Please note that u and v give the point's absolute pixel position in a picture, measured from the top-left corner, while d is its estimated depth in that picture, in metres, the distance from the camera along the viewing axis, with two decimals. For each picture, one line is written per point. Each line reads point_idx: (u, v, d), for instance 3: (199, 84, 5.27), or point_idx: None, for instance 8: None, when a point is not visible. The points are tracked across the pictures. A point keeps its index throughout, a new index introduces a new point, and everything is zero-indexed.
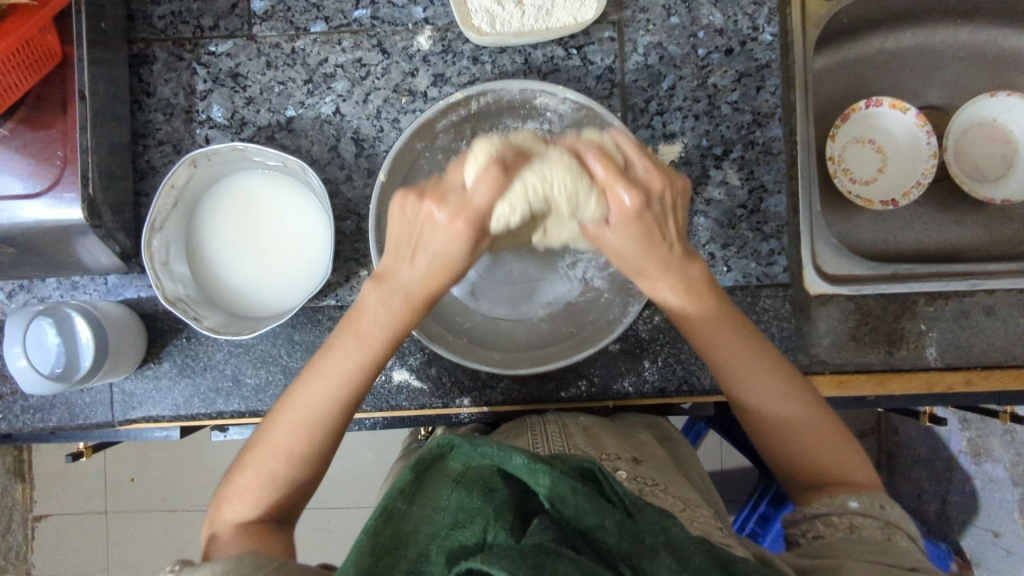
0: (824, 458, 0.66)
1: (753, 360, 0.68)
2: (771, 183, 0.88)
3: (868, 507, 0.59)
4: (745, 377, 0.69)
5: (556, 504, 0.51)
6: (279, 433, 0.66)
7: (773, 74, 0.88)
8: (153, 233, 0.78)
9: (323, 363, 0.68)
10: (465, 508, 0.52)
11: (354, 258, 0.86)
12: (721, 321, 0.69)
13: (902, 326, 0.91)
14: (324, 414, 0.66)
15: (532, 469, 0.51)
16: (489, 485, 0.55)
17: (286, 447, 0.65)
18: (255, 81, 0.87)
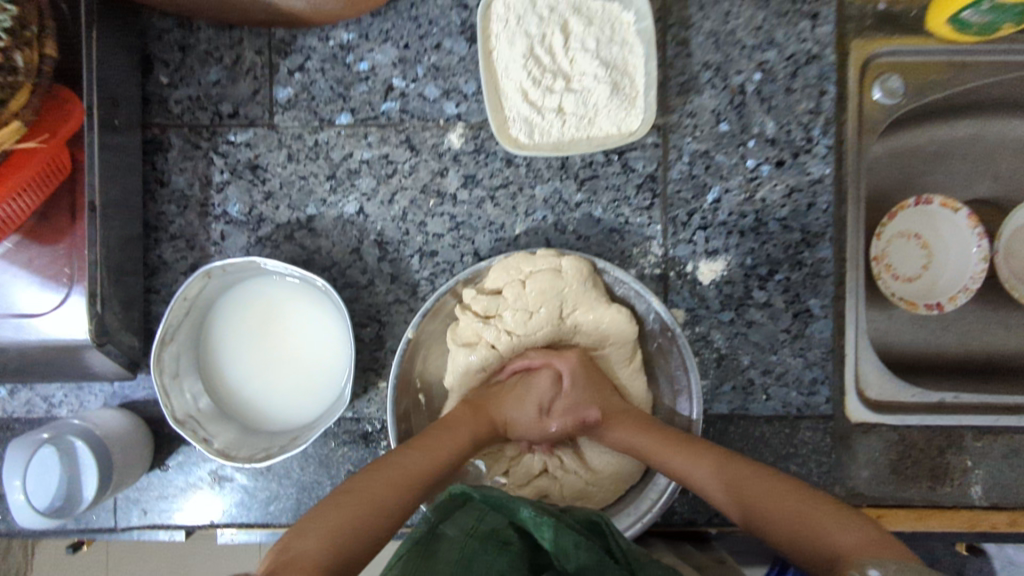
0: (842, 543, 0.53)
1: (775, 495, 0.59)
2: (818, 307, 0.83)
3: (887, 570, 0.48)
4: (760, 500, 0.60)
5: (560, 556, 0.56)
6: (353, 496, 0.60)
7: (826, 190, 0.83)
8: (163, 347, 0.73)
9: (406, 448, 0.67)
10: (475, 553, 0.55)
11: (372, 367, 0.82)
12: (721, 461, 0.65)
13: (948, 460, 0.87)
14: (397, 487, 0.62)
15: (539, 523, 0.57)
16: (503, 533, 0.59)
17: (366, 496, 0.60)
18: (276, 174, 0.82)
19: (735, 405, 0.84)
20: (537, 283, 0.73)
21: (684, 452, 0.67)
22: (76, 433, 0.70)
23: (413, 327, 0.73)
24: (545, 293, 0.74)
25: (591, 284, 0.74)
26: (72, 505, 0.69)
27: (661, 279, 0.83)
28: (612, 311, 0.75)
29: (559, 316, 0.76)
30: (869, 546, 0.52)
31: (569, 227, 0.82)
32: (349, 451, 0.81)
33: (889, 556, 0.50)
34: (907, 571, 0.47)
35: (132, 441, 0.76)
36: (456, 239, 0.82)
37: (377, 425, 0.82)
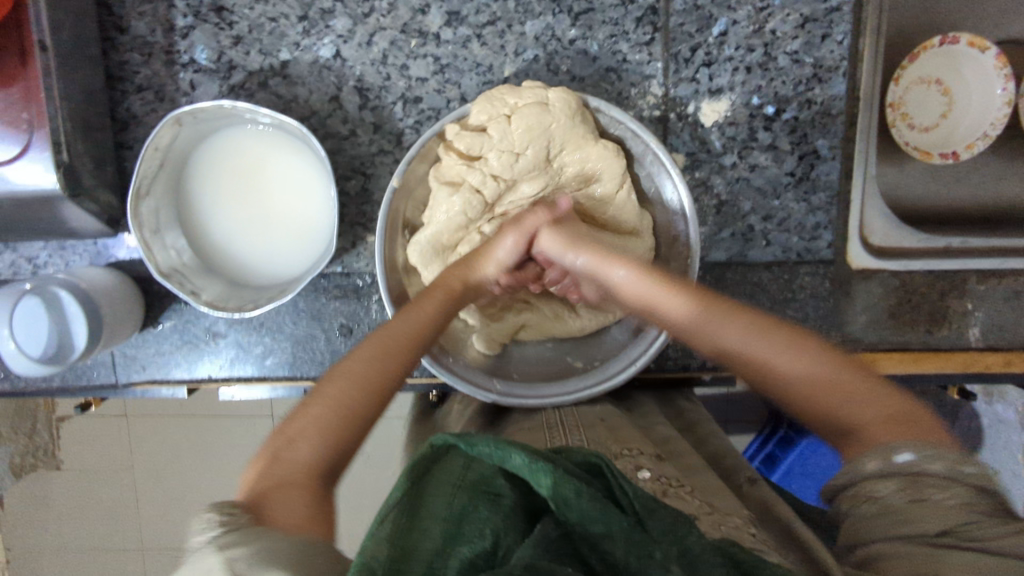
0: (865, 417, 0.49)
1: (809, 369, 0.53)
2: (825, 148, 0.79)
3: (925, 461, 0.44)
4: (774, 360, 0.55)
5: (561, 507, 0.50)
6: (343, 381, 0.58)
7: (843, 20, 0.76)
8: (140, 199, 0.70)
9: (391, 322, 0.64)
10: (467, 513, 0.52)
11: (360, 222, 0.80)
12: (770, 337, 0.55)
13: (947, 304, 0.86)
14: (384, 364, 0.60)
15: (533, 468, 0.50)
16: (494, 485, 0.57)
17: (356, 386, 0.57)
18: (243, 16, 0.76)
19: (733, 252, 0.81)
20: (523, 120, 0.67)
21: (684, 296, 0.60)
22: (62, 286, 0.68)
23: (399, 173, 0.68)
24: (533, 131, 0.68)
25: (580, 120, 0.69)
26: (64, 355, 0.68)
27: (661, 121, 0.78)
28: (601, 148, 0.71)
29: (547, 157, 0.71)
30: (893, 425, 0.48)
31: (562, 66, 0.76)
32: (340, 305, 0.81)
33: (919, 433, 0.46)
34: (938, 462, 0.44)
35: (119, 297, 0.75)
36: (441, 84, 0.77)
37: (367, 280, 0.80)
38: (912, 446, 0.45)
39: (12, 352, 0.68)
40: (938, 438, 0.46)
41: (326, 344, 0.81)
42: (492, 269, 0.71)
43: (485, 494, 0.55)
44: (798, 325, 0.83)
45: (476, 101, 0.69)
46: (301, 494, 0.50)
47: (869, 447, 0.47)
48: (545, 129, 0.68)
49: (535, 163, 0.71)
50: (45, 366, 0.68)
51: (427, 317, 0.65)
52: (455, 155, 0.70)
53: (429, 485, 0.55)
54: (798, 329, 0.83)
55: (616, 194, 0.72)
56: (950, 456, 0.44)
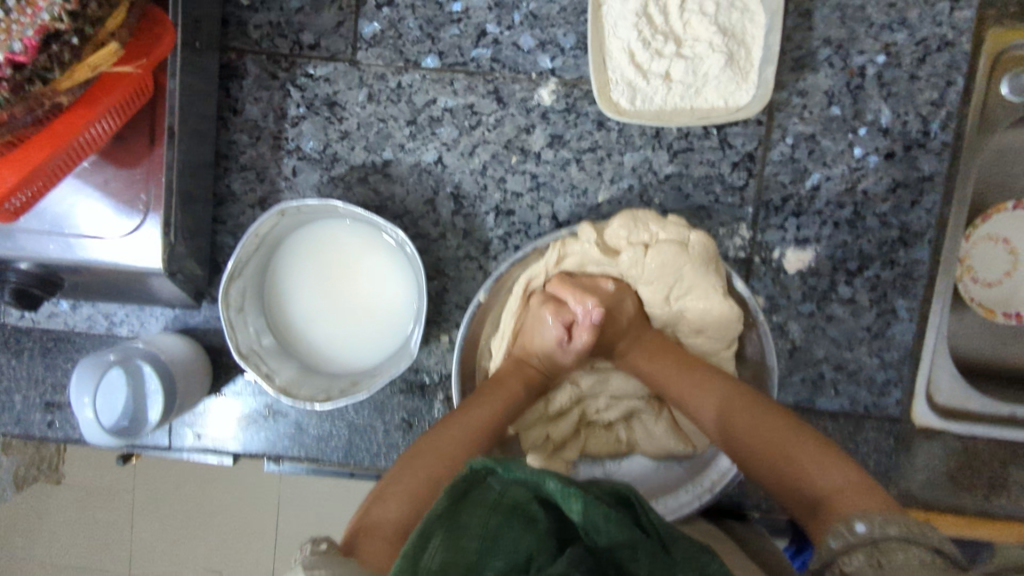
0: (824, 487, 0.53)
1: (806, 452, 0.56)
2: (903, 309, 0.80)
3: (874, 528, 0.47)
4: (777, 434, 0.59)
5: None
6: (418, 455, 0.61)
7: (934, 189, 0.77)
8: (232, 281, 0.72)
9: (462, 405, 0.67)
10: None
11: (435, 320, 0.81)
12: (784, 421, 0.59)
13: (1008, 473, 0.85)
14: (445, 466, 0.60)
15: (566, 496, 0.45)
16: (531, 508, 0.47)
17: (433, 453, 0.61)
18: (353, 114, 0.78)
19: (800, 396, 0.81)
20: (659, 255, 0.69)
21: (686, 382, 0.68)
22: (145, 357, 0.71)
23: (487, 289, 0.71)
24: (664, 268, 0.70)
25: (714, 267, 0.69)
26: (137, 428, 0.70)
27: (745, 262, 0.79)
28: (722, 306, 0.70)
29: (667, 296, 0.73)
30: (857, 490, 0.52)
31: (655, 199, 0.78)
32: (404, 399, 0.81)
33: (869, 502, 0.50)
34: (891, 525, 0.46)
35: (195, 369, 0.75)
36: (535, 200, 0.78)
37: (434, 377, 0.81)
38: (867, 516, 0.48)
39: (87, 420, 0.69)
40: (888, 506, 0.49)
41: (383, 435, 0.81)
42: (540, 347, 0.71)
43: (521, 515, 0.46)
44: None
45: (620, 216, 0.71)
46: (382, 546, 0.53)
47: (836, 517, 0.50)
48: (676, 267, 0.70)
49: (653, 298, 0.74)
50: (117, 437, 0.70)
51: (497, 400, 0.68)
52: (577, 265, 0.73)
53: (463, 509, 0.46)
54: None
55: (718, 351, 0.73)
56: (912, 525, 0.46)
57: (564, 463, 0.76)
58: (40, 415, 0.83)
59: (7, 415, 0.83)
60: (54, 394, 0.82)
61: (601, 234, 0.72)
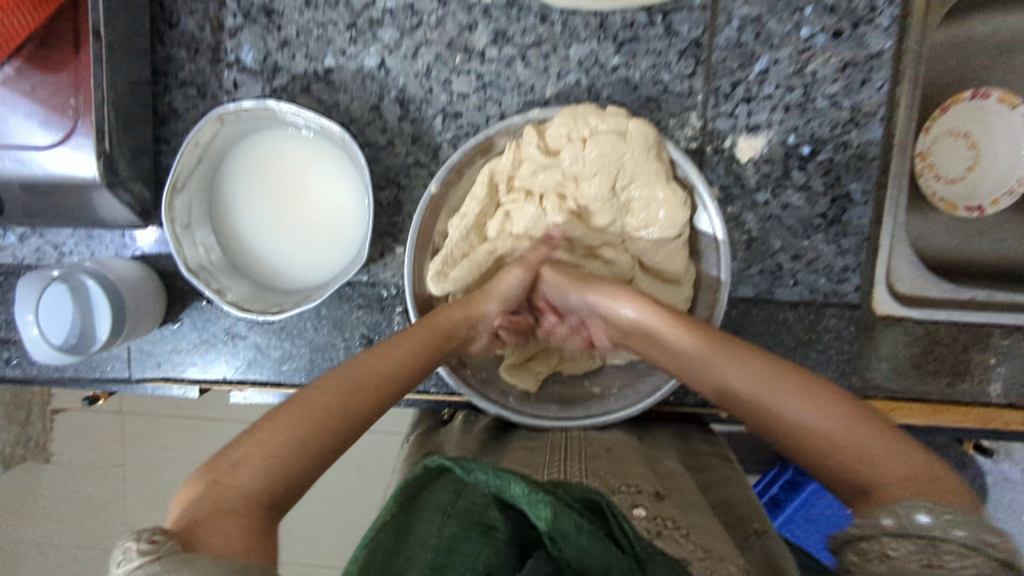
0: (892, 477, 0.45)
1: (840, 426, 0.49)
2: (858, 193, 0.79)
3: (957, 519, 0.41)
4: (778, 393, 0.53)
5: (557, 542, 0.48)
6: (308, 402, 0.52)
7: (884, 66, 0.77)
8: (176, 192, 0.71)
9: (387, 341, 0.61)
10: (455, 537, 0.49)
11: (389, 232, 0.80)
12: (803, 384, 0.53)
13: (970, 357, 0.85)
14: (377, 397, 0.57)
15: (532, 498, 0.49)
16: (487, 517, 0.52)
17: (323, 404, 0.52)
18: (292, 20, 0.76)
19: (760, 288, 0.82)
20: (599, 146, 0.68)
21: (700, 345, 0.60)
22: (89, 274, 0.68)
23: (438, 179, 0.69)
24: (605, 159, 0.68)
25: (655, 154, 0.68)
26: (86, 345, 0.68)
27: (697, 153, 0.79)
28: (669, 192, 0.68)
29: (614, 189, 0.71)
30: (921, 480, 0.44)
31: (603, 92, 0.77)
32: (363, 314, 0.80)
33: (944, 497, 0.43)
34: (956, 522, 0.40)
35: (145, 290, 0.75)
36: (482, 101, 0.77)
37: (392, 291, 0.80)
38: (930, 506, 0.41)
39: (35, 339, 0.69)
40: (956, 497, 0.43)
41: (345, 352, 0.81)
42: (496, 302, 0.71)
43: (478, 527, 0.50)
44: (818, 368, 0.83)
45: (561, 113, 0.70)
46: (237, 527, 0.42)
47: (885, 503, 0.43)
48: (620, 159, 0.68)
49: (598, 194, 0.71)
50: (66, 354, 0.68)
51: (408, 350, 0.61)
52: (522, 158, 0.71)
53: (417, 517, 0.52)
54: (821, 373, 0.82)
55: (670, 240, 0.70)
56: (950, 500, 0.42)
57: (531, 375, 0.78)
58: None
59: None
60: (7, 329, 0.81)
61: (542, 134, 0.70)
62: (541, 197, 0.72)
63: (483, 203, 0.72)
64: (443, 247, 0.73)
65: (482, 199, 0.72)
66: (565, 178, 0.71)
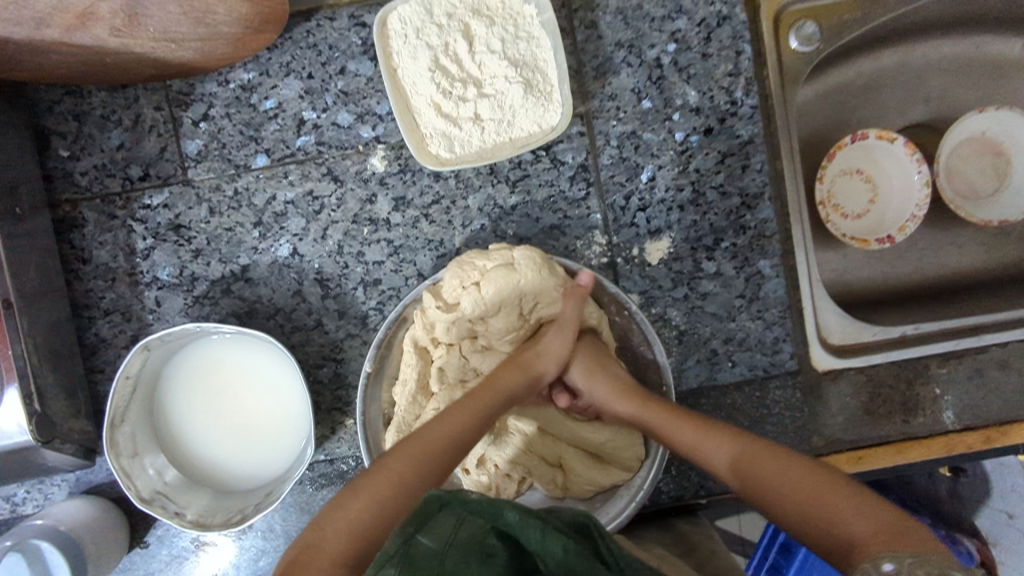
0: (861, 532, 0.53)
1: (858, 510, 0.54)
2: (768, 267, 0.83)
3: (920, 563, 0.47)
4: (789, 476, 0.59)
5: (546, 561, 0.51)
6: (368, 489, 0.58)
7: (758, 150, 0.82)
8: (115, 428, 0.71)
9: (439, 418, 0.66)
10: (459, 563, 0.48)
11: (336, 406, 0.80)
12: (807, 470, 0.60)
13: (916, 392, 0.87)
14: (433, 474, 0.61)
15: (523, 523, 0.52)
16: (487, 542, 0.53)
17: (392, 481, 0.59)
18: (200, 230, 0.79)
19: (703, 376, 0.84)
20: (492, 283, 0.70)
21: (694, 427, 0.67)
22: (43, 534, 0.69)
23: (370, 358, 0.72)
24: (503, 293, 0.71)
25: (547, 270, 0.72)
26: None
27: (610, 266, 0.82)
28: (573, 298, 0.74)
29: (521, 313, 0.75)
30: (888, 537, 0.51)
31: (509, 230, 0.81)
32: (328, 493, 0.80)
33: (908, 543, 0.50)
34: (923, 567, 0.47)
35: (105, 528, 0.74)
36: (397, 264, 0.80)
37: (351, 463, 0.80)
38: (903, 559, 0.48)
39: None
40: (926, 547, 0.49)
41: None
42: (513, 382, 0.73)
43: (477, 553, 0.50)
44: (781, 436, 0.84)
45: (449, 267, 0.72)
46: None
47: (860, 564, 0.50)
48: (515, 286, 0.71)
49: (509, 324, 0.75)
50: None
51: (459, 424, 0.65)
52: (431, 322, 0.72)
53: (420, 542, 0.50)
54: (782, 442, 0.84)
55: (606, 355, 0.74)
56: (936, 559, 0.48)
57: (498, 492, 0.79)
58: None
59: None
60: None
61: (438, 293, 0.72)
62: (457, 347, 0.75)
63: (418, 368, 0.74)
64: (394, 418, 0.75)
65: (416, 364, 0.74)
66: (472, 321, 0.73)
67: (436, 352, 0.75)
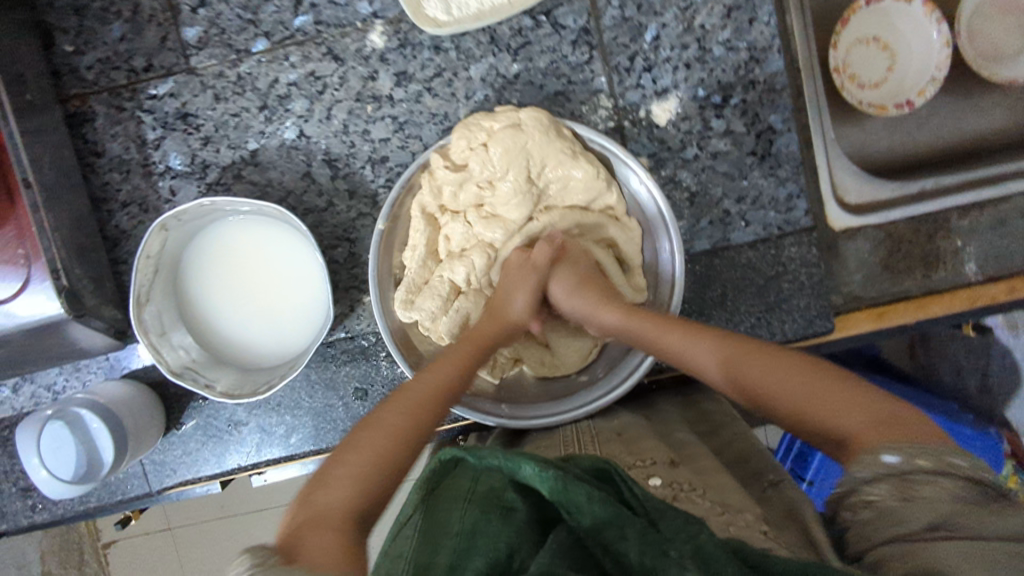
0: (855, 427, 0.52)
1: (861, 413, 0.52)
2: (779, 122, 0.81)
3: (909, 455, 0.48)
4: (778, 380, 0.57)
5: (574, 512, 0.53)
6: (376, 424, 0.61)
7: (765, 1, 0.79)
8: (142, 306, 0.74)
9: (421, 375, 0.66)
10: (479, 528, 0.55)
11: (354, 285, 0.82)
12: (807, 377, 0.57)
13: (938, 245, 0.86)
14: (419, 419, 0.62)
15: (542, 475, 0.54)
16: (506, 498, 0.59)
17: (389, 435, 0.60)
18: (207, 117, 0.80)
19: (716, 239, 0.83)
20: (500, 143, 0.70)
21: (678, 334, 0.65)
22: (83, 404, 0.72)
23: (383, 215, 0.72)
24: (510, 154, 0.71)
25: (555, 135, 0.70)
26: (95, 470, 0.71)
27: (617, 130, 0.81)
28: (584, 170, 0.72)
29: (529, 179, 0.73)
30: (885, 431, 0.50)
31: (513, 99, 0.80)
32: (351, 369, 0.82)
33: (909, 437, 0.49)
34: (924, 457, 0.47)
35: (139, 402, 0.78)
36: (403, 140, 0.80)
37: (372, 339, 0.82)
38: (901, 451, 0.49)
39: (45, 477, 0.70)
40: (925, 440, 0.49)
41: (344, 410, 0.82)
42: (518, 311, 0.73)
43: (498, 510, 0.58)
44: (795, 296, 0.83)
45: (457, 130, 0.73)
46: (331, 536, 0.51)
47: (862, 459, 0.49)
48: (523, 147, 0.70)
49: (517, 188, 0.73)
50: (76, 486, 0.70)
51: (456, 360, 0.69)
52: (439, 185, 0.73)
53: (438, 500, 0.59)
54: (800, 300, 0.83)
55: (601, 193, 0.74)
56: (947, 457, 0.47)
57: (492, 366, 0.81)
58: (21, 502, 0.84)
59: None
60: (26, 478, 0.84)
61: (446, 154, 0.72)
62: (464, 214, 0.76)
63: (427, 233, 0.75)
64: (403, 280, 0.76)
65: (424, 230, 0.75)
66: (481, 186, 0.73)
67: (445, 220, 0.76)
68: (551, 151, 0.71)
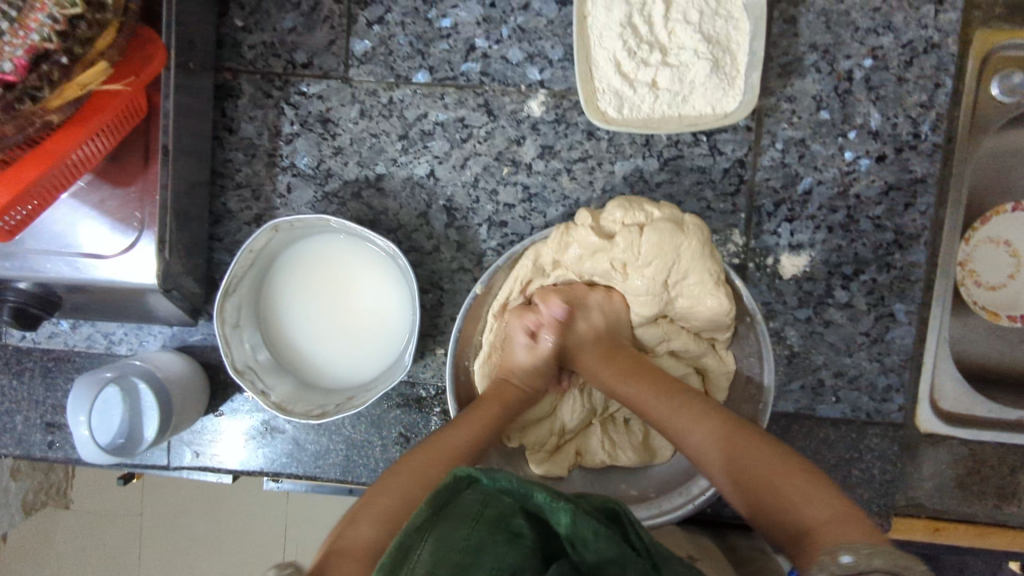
0: (811, 520, 0.52)
1: (824, 514, 0.51)
2: (902, 313, 0.78)
3: (875, 555, 0.46)
4: (749, 460, 0.57)
5: (577, 547, 0.47)
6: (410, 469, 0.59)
7: (927, 191, 0.77)
8: (227, 297, 0.72)
9: (450, 427, 0.64)
10: (485, 543, 0.45)
11: (430, 334, 0.80)
12: (796, 472, 0.55)
13: (1018, 480, 0.80)
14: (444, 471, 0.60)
15: (553, 507, 0.47)
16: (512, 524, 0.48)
17: (420, 480, 0.58)
18: (347, 129, 0.79)
19: (801, 404, 0.80)
20: (657, 232, 0.65)
21: (678, 414, 0.63)
22: (140, 373, 0.71)
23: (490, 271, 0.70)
24: (662, 247, 0.65)
25: (709, 250, 0.66)
26: (133, 445, 0.71)
27: (739, 268, 0.79)
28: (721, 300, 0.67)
29: (666, 283, 0.68)
30: (841, 522, 0.50)
31: None
32: (401, 414, 0.80)
33: (858, 535, 0.49)
34: (880, 556, 0.45)
35: (192, 385, 0.76)
36: (527, 211, 0.79)
37: (431, 391, 0.80)
38: (851, 548, 0.47)
39: (82, 438, 0.69)
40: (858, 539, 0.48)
41: (380, 451, 0.80)
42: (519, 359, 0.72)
43: (506, 533, 0.47)
44: (861, 485, 0.79)
45: (618, 200, 0.68)
46: None
47: (821, 551, 0.48)
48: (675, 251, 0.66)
49: (647, 287, 0.68)
50: (114, 454, 0.71)
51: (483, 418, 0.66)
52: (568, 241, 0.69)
53: (444, 522, 0.45)
54: (863, 491, 0.79)
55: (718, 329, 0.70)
56: (902, 559, 0.45)
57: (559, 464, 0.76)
58: (40, 436, 0.83)
59: (7, 437, 0.83)
60: (54, 415, 0.83)
61: (596, 218, 0.69)
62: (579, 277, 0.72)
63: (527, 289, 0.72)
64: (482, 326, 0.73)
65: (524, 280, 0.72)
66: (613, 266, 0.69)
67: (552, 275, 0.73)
68: (694, 257, 0.66)
